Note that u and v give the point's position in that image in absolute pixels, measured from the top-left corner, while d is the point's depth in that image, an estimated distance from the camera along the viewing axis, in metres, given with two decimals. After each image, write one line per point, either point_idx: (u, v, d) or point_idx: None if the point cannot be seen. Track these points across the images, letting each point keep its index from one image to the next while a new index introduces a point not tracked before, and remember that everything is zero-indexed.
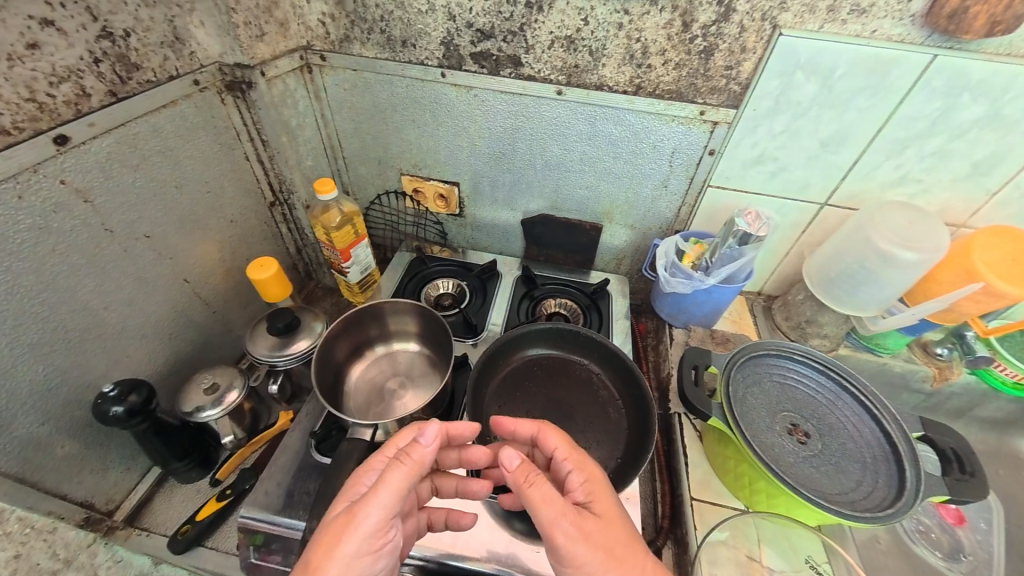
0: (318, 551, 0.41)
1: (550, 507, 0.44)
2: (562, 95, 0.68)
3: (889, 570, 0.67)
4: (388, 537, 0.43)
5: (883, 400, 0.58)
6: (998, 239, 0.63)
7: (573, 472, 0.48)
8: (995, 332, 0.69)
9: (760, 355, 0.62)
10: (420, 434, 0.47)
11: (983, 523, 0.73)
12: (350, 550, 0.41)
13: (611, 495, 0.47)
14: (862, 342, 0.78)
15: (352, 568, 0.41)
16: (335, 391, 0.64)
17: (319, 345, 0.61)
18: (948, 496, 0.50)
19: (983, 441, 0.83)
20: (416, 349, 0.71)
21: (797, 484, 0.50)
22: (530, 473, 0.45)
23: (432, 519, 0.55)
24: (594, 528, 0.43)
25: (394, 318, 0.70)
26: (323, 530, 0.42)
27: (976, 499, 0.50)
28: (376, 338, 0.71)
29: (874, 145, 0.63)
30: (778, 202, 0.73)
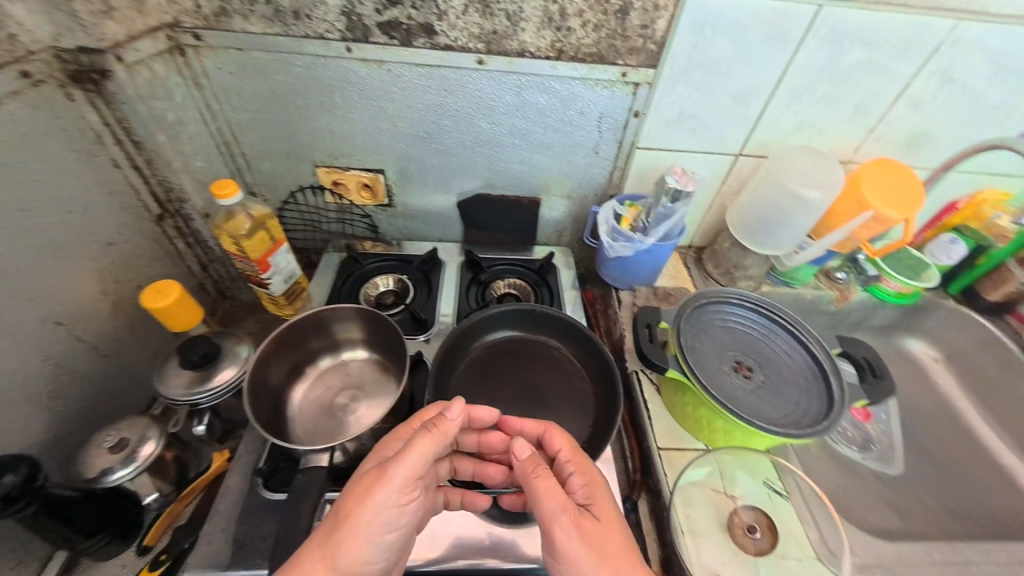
0: (350, 499, 0.44)
1: (554, 501, 0.45)
2: (483, 65, 0.65)
3: (823, 470, 0.77)
4: (413, 496, 0.45)
5: (808, 326, 0.62)
6: (879, 172, 0.72)
7: (575, 475, 0.49)
8: (881, 252, 0.84)
9: (701, 304, 0.63)
10: (448, 408, 0.49)
11: (883, 414, 0.85)
12: (379, 501, 0.43)
13: (611, 497, 0.48)
14: (780, 278, 0.85)
15: (378, 518, 0.43)
16: (276, 419, 0.56)
17: (249, 370, 0.54)
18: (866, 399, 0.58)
19: (876, 345, 0.97)
20: (366, 356, 0.64)
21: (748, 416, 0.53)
22: (538, 465, 0.47)
23: (448, 499, 0.54)
24: (593, 529, 0.44)
25: (334, 327, 0.62)
26: (356, 480, 0.45)
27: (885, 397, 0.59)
28: (318, 352, 0.63)
29: (775, 96, 0.69)
30: (700, 158, 0.77)
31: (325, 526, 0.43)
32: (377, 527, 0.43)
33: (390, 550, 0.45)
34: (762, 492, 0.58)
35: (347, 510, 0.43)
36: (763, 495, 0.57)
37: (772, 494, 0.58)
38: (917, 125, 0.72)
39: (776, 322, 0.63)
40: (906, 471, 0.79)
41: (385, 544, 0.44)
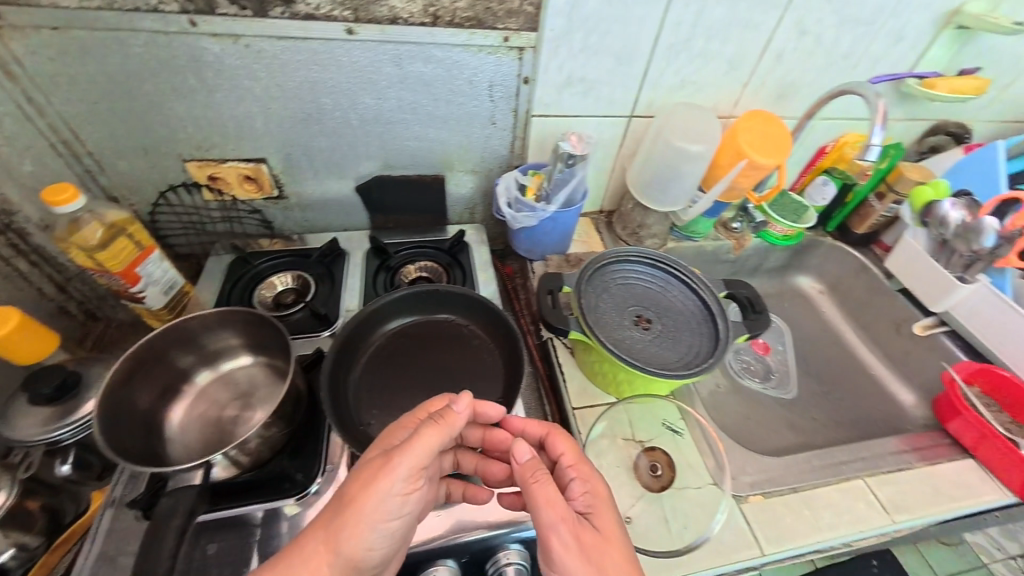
0: (354, 485, 0.42)
1: (553, 510, 0.43)
2: (354, 35, 0.61)
3: (730, 404, 0.84)
4: (417, 487, 0.43)
5: (699, 274, 0.65)
6: (753, 121, 0.75)
7: (577, 482, 0.47)
8: (764, 199, 0.88)
9: (601, 265, 0.65)
10: (455, 401, 0.47)
11: (780, 345, 0.96)
12: (382, 489, 0.41)
13: (612, 506, 0.46)
14: (683, 233, 0.91)
15: (381, 507, 0.41)
16: (149, 449, 0.49)
17: (96, 403, 0.45)
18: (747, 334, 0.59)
19: (772, 285, 1.07)
20: (251, 362, 0.58)
21: (644, 364, 0.55)
22: (539, 470, 0.46)
23: (450, 490, 0.51)
24: (594, 543, 0.43)
25: (205, 338, 0.55)
26: (360, 466, 0.43)
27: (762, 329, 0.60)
28: (191, 369, 0.56)
29: (655, 55, 0.70)
30: (595, 121, 0.78)
31: (327, 512, 0.41)
32: (381, 515, 0.41)
33: (392, 540, 0.42)
34: (662, 432, 0.61)
35: (351, 497, 0.41)
36: (662, 434, 0.61)
37: (669, 433, 0.61)
38: (783, 76, 0.78)
39: (672, 274, 0.67)
40: (800, 392, 0.89)
41: (389, 537, 0.42)
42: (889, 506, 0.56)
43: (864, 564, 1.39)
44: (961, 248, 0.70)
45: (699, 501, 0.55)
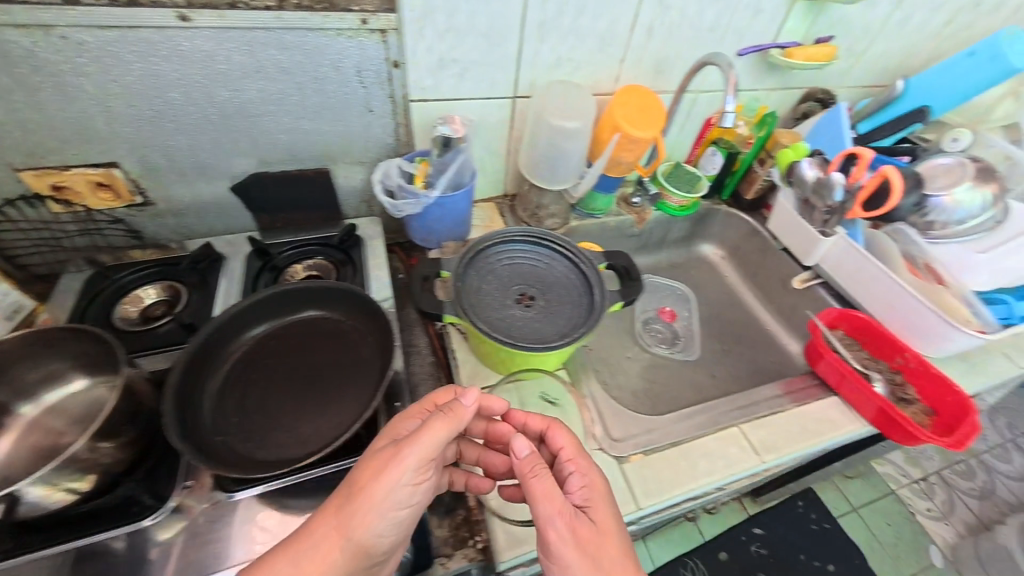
0: (364, 473, 0.45)
1: (550, 502, 0.47)
2: (189, 21, 0.56)
3: (636, 372, 0.88)
4: (425, 478, 0.46)
5: (581, 248, 0.66)
6: (628, 96, 0.77)
7: (576, 475, 0.51)
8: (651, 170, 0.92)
9: (484, 248, 0.65)
10: (462, 396, 0.51)
11: (686, 311, 1.01)
12: (392, 479, 0.44)
13: (609, 501, 0.50)
14: (584, 211, 0.93)
15: (390, 496, 0.44)
16: None
17: None
18: (620, 302, 0.61)
19: (680, 255, 1.12)
20: (86, 384, 0.52)
21: (521, 341, 0.56)
22: (538, 464, 0.50)
23: (453, 480, 0.56)
24: (590, 534, 0.47)
25: (19, 367, 0.50)
26: (370, 456, 0.46)
27: (635, 296, 0.62)
28: (14, 400, 0.51)
29: (526, 33, 0.70)
30: (478, 104, 0.77)
31: (335, 501, 0.44)
32: (389, 504, 0.44)
33: (399, 528, 0.46)
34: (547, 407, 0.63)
35: (361, 486, 0.44)
36: (539, 405, 0.63)
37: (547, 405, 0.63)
38: (657, 50, 0.80)
39: (557, 251, 0.67)
40: (703, 353, 0.94)
41: (393, 526, 0.45)
42: (759, 447, 0.61)
43: (790, 504, 1.51)
44: (819, 204, 0.74)
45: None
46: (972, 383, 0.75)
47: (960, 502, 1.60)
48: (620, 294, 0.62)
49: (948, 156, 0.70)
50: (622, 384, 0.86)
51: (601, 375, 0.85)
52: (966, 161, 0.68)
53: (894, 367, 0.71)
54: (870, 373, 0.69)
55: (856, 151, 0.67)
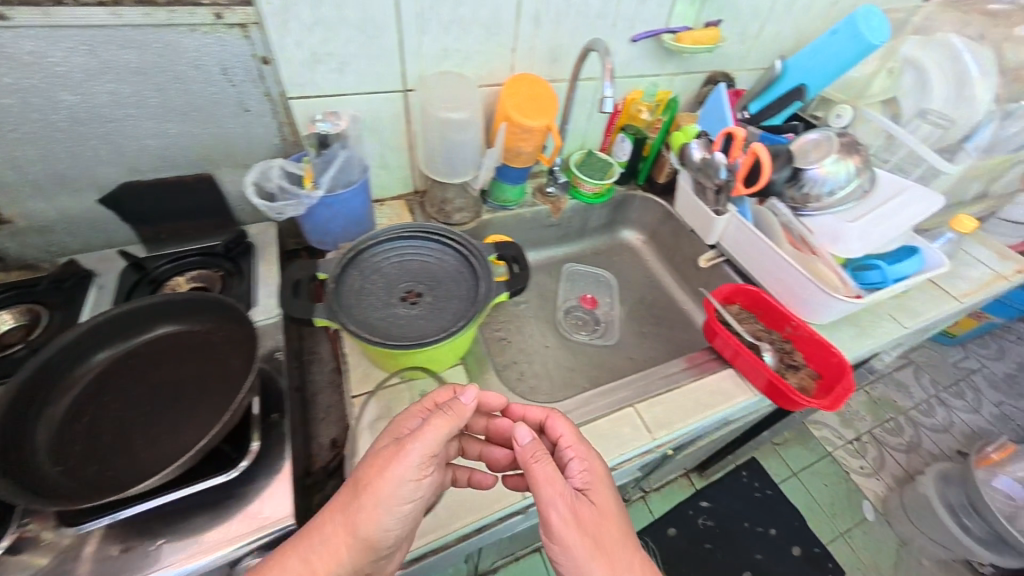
0: (369, 471, 0.48)
1: (551, 487, 0.52)
2: (7, 20, 0.51)
3: (555, 360, 0.89)
4: (427, 474, 0.49)
5: (472, 240, 0.65)
6: (518, 85, 0.76)
7: (575, 461, 0.55)
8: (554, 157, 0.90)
9: (370, 248, 0.63)
10: (461, 393, 0.54)
11: (607, 297, 1.03)
12: (396, 474, 0.47)
13: (606, 484, 0.55)
14: (496, 203, 0.92)
15: (397, 490, 0.47)
16: None
17: None
18: (505, 294, 0.60)
19: (602, 242, 1.13)
20: None
21: (400, 340, 0.54)
22: (538, 450, 0.53)
23: (456, 476, 0.59)
24: (590, 516, 0.51)
25: None
26: (373, 455, 0.49)
27: (521, 285, 0.61)
28: None
29: (404, 25, 0.68)
30: (366, 100, 0.74)
31: (344, 498, 0.47)
32: (395, 498, 0.47)
33: (405, 523, 0.49)
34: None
35: (369, 483, 0.47)
36: None
37: None
38: (548, 38, 0.79)
39: (449, 245, 0.66)
40: (624, 337, 0.95)
41: (401, 520, 0.48)
42: (652, 424, 0.63)
43: (734, 475, 1.57)
44: (709, 184, 0.77)
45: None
46: (858, 346, 0.80)
47: (888, 457, 1.71)
48: (506, 284, 0.61)
49: (816, 132, 0.73)
50: (541, 374, 0.86)
51: (518, 367, 0.85)
52: (831, 135, 0.71)
53: (785, 336, 0.74)
54: (760, 344, 0.72)
55: (731, 131, 0.70)
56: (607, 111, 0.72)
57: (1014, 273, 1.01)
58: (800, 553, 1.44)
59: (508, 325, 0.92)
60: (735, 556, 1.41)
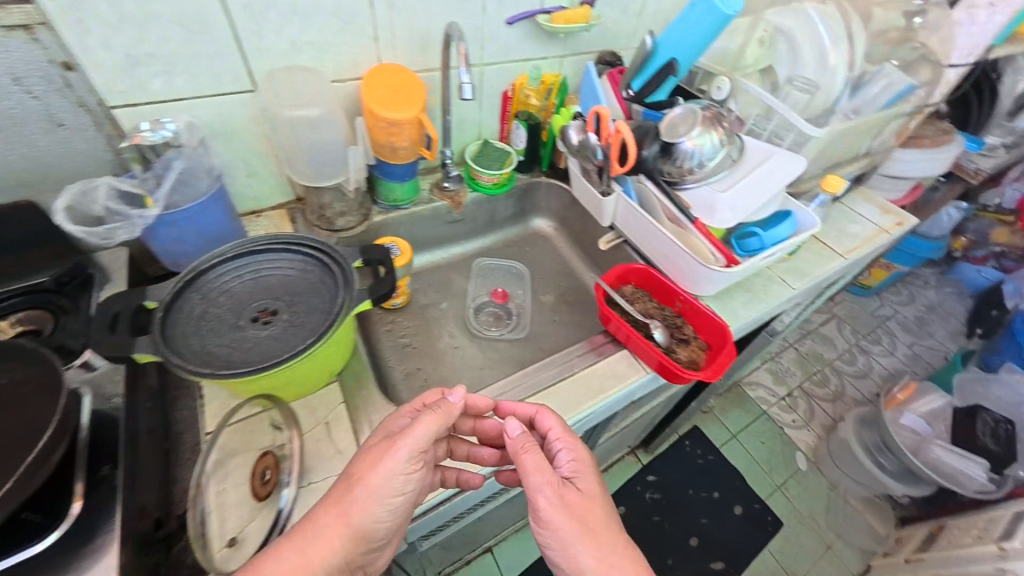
0: (360, 466, 0.48)
1: (541, 475, 0.55)
2: None
3: (465, 360, 0.85)
4: (416, 469, 0.49)
5: (336, 246, 0.60)
6: (381, 76, 0.72)
7: (563, 452, 0.59)
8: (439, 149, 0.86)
9: (217, 268, 0.57)
10: (450, 393, 0.55)
11: (519, 290, 1.01)
12: (388, 467, 0.47)
13: (593, 474, 0.59)
14: (388, 203, 0.87)
15: (387, 483, 0.47)
16: None
17: None
18: (367, 300, 0.55)
19: (515, 233, 1.10)
20: None
21: (243, 367, 0.49)
22: (527, 442, 0.57)
23: (444, 477, 0.63)
24: (575, 501, 0.55)
25: None
26: (366, 450, 0.49)
27: (386, 291, 0.56)
28: None
29: (236, 18, 0.61)
30: (209, 104, 0.66)
31: (335, 493, 0.46)
32: (387, 491, 0.47)
33: (396, 515, 0.48)
34: (315, 425, 0.55)
35: (361, 477, 0.46)
36: (310, 425, 0.55)
37: (319, 423, 0.56)
38: (412, 24, 0.74)
39: (312, 255, 0.61)
40: (537, 329, 0.94)
41: (393, 511, 0.48)
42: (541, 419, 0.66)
43: (678, 445, 1.64)
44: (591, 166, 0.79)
45: (324, 491, 0.50)
46: (749, 311, 0.83)
47: (816, 408, 1.83)
48: (370, 290, 0.56)
49: (681, 107, 0.74)
50: (450, 379, 0.82)
51: (424, 373, 0.81)
52: (696, 108, 0.72)
53: (676, 311, 0.77)
54: (650, 322, 0.74)
55: (595, 111, 0.72)
56: (467, 99, 0.70)
57: (894, 226, 1.07)
58: (741, 512, 1.52)
59: (415, 331, 0.87)
60: (683, 525, 1.48)
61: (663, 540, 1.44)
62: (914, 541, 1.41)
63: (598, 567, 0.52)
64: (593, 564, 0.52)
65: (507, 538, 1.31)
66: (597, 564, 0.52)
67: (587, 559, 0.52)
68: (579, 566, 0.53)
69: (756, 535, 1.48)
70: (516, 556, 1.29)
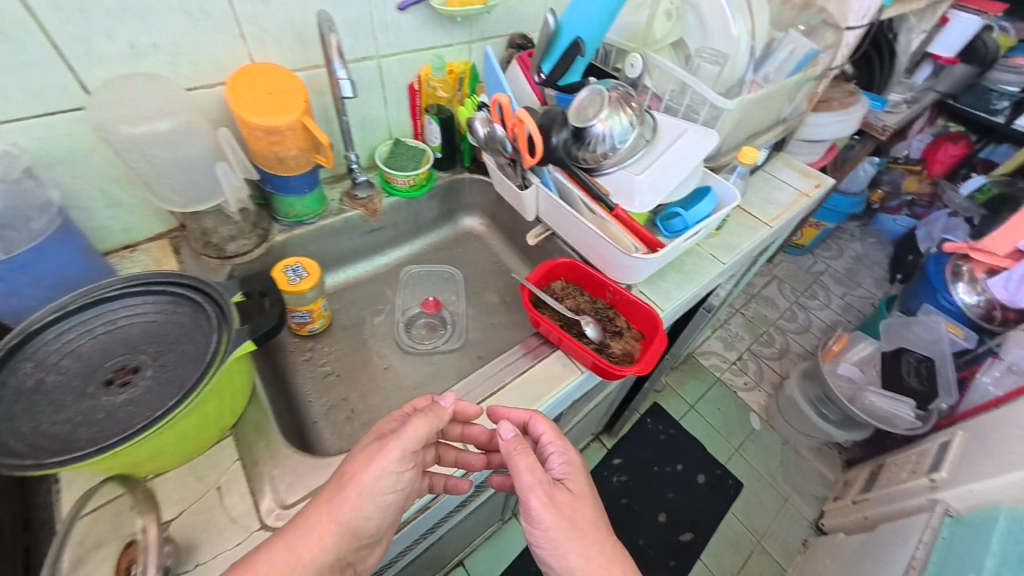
0: (351, 467, 0.47)
1: (532, 474, 0.54)
2: None
3: (398, 382, 0.79)
4: (409, 469, 0.49)
5: (211, 281, 0.52)
6: (255, 77, 0.63)
7: (556, 454, 0.59)
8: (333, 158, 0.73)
9: (55, 326, 0.48)
10: (442, 398, 0.55)
11: (453, 296, 0.95)
12: (380, 466, 0.46)
13: (583, 476, 0.58)
14: (290, 219, 0.78)
15: (378, 482, 0.46)
16: None
17: None
18: (250, 340, 0.48)
19: (445, 234, 1.03)
20: None
21: (88, 447, 0.40)
22: (520, 444, 0.55)
23: (432, 483, 0.59)
24: (566, 501, 0.54)
25: None
26: (357, 451, 0.49)
27: (271, 326, 0.50)
28: None
29: (49, 20, 0.50)
30: (35, 126, 0.55)
31: (326, 492, 0.46)
32: (378, 488, 0.46)
33: (388, 511, 0.48)
34: (203, 493, 0.48)
35: (352, 476, 0.46)
36: (197, 493, 0.48)
37: (211, 488, 0.48)
38: (286, 17, 0.65)
39: (183, 295, 0.53)
40: (475, 336, 0.88)
41: (384, 509, 0.48)
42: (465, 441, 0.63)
43: (640, 424, 1.68)
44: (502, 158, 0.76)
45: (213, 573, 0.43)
46: (684, 292, 0.82)
47: (764, 367, 1.91)
48: (250, 328, 0.49)
49: (587, 89, 0.72)
50: (381, 405, 0.75)
51: (351, 403, 0.74)
52: (602, 89, 0.71)
53: (608, 302, 0.75)
54: (581, 319, 0.71)
55: (496, 100, 0.67)
56: (348, 95, 0.67)
57: (813, 188, 1.10)
58: (704, 480, 1.58)
59: (340, 356, 0.80)
60: (651, 502, 1.51)
61: (634, 521, 1.47)
62: (859, 482, 1.52)
63: (585, 566, 0.51)
64: (580, 565, 0.51)
65: (477, 547, 1.27)
66: (585, 565, 0.51)
67: (576, 557, 0.51)
68: (568, 562, 0.51)
69: (720, 501, 1.54)
70: (488, 564, 1.25)
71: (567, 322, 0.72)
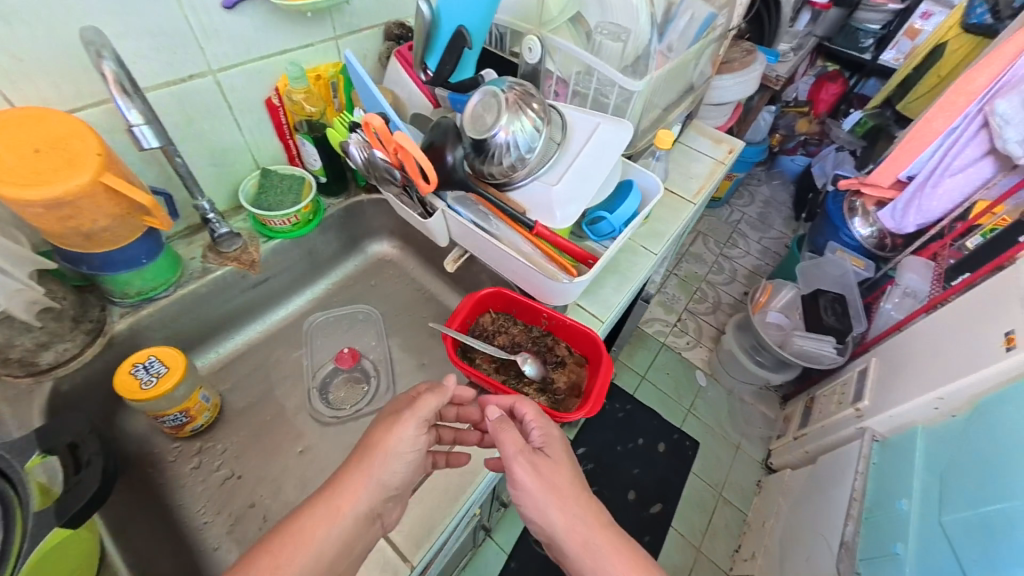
0: (373, 437, 0.48)
1: (514, 444, 0.50)
2: None
3: (320, 468, 0.67)
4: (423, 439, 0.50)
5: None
6: (25, 122, 0.45)
7: (535, 428, 0.54)
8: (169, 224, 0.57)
9: None
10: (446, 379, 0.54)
11: (373, 341, 0.81)
12: (400, 431, 0.48)
13: (565, 445, 0.54)
14: (133, 296, 0.61)
15: (399, 446, 0.48)
16: None
17: None
18: (64, 523, 0.42)
19: (354, 266, 0.88)
20: None
21: None
22: (504, 421, 0.51)
23: (435, 462, 0.55)
24: (546, 465, 0.51)
25: None
26: (379, 420, 0.50)
27: (91, 501, 0.44)
28: None
29: None
30: None
31: (358, 453, 0.47)
32: (398, 452, 0.48)
33: (409, 472, 0.49)
34: None
35: (356, 483, 0.45)
36: None
37: None
38: (40, 42, 0.47)
39: None
40: (405, 385, 0.77)
41: (408, 469, 0.49)
42: (406, 547, 0.52)
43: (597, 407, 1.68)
44: (393, 183, 0.66)
45: None
46: (622, 296, 0.76)
47: (703, 324, 1.98)
48: (60, 510, 0.43)
49: (478, 93, 0.63)
50: (299, 500, 0.63)
51: (262, 506, 0.62)
52: (496, 91, 0.61)
53: (544, 329, 0.68)
54: (517, 357, 0.65)
55: (365, 123, 0.57)
56: (153, 146, 0.51)
57: (727, 155, 1.08)
58: (664, 449, 1.62)
59: (238, 449, 0.66)
60: (619, 483, 1.53)
61: (606, 506, 1.48)
62: (797, 417, 1.62)
63: (565, 521, 0.48)
64: (563, 523, 0.48)
65: None
66: (565, 520, 0.48)
67: (557, 514, 0.48)
68: (549, 520, 0.48)
69: (680, 464, 1.59)
70: None
71: (503, 362, 0.66)
